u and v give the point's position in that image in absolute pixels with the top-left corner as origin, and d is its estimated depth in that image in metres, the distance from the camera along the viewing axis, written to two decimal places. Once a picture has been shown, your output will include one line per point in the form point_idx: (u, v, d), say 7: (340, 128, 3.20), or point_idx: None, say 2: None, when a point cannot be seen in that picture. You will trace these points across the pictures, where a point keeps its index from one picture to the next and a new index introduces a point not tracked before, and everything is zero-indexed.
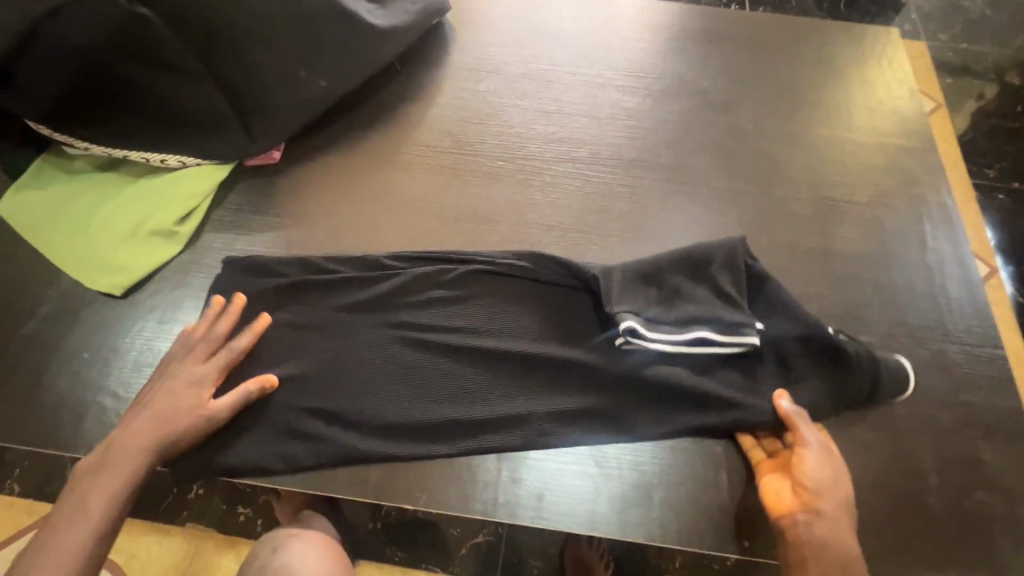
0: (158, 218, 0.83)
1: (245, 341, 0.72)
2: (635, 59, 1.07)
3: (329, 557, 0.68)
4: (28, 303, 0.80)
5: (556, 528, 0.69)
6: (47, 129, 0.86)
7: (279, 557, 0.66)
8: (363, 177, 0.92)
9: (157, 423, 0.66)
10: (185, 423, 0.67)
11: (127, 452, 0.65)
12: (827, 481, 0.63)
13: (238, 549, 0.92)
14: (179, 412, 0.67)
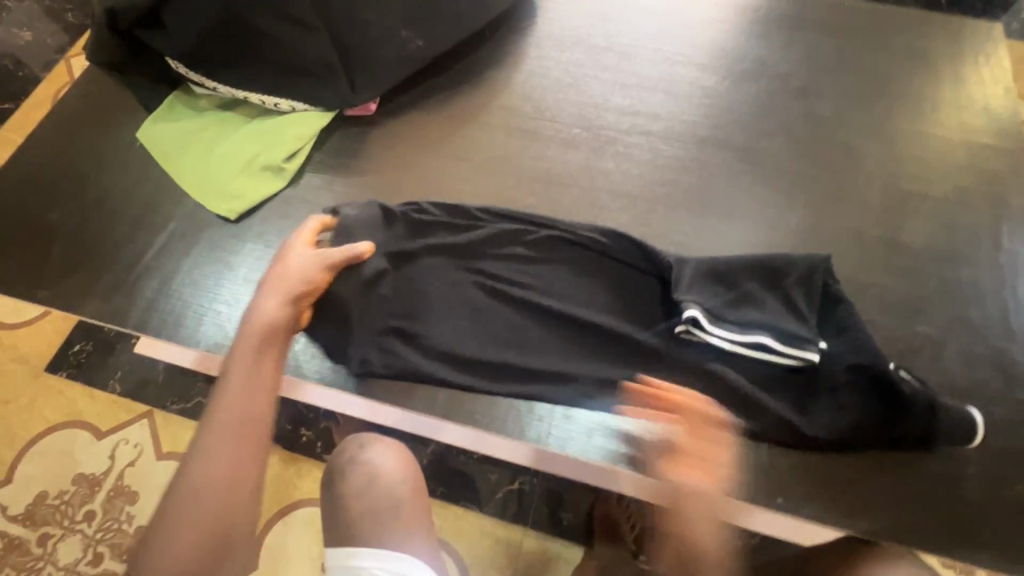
0: (269, 155, 0.94)
1: (313, 225, 0.82)
2: (719, 39, 1.08)
3: (406, 459, 0.78)
4: (159, 218, 0.92)
5: (589, 460, 0.76)
6: (182, 68, 0.97)
7: (365, 453, 0.77)
8: (449, 134, 0.99)
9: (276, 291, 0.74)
10: (297, 277, 0.76)
11: (253, 316, 0.72)
12: None
13: (299, 466, 1.04)
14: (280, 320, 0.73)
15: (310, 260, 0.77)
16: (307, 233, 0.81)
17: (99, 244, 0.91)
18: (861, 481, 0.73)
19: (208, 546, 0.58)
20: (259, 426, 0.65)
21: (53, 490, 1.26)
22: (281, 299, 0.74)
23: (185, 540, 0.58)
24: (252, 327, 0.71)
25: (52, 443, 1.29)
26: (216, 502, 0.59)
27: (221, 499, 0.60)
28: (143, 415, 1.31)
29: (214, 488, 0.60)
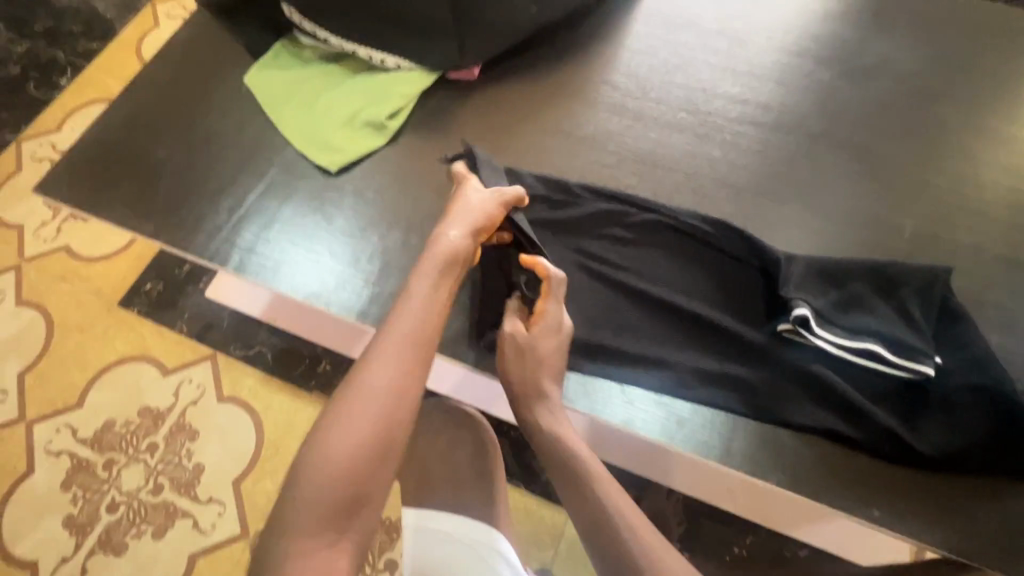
0: (372, 111, 0.94)
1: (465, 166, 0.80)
2: (837, 31, 1.03)
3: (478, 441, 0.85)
4: (259, 165, 0.93)
5: (674, 447, 0.75)
6: (297, 15, 0.97)
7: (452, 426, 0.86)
8: (548, 107, 0.97)
9: (458, 216, 0.72)
10: (479, 211, 0.73)
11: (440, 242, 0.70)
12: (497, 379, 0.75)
13: None
14: (458, 244, 0.70)
15: (487, 198, 0.75)
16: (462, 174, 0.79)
17: (200, 185, 0.92)
18: (962, 505, 0.70)
19: (372, 448, 0.57)
20: (428, 344, 0.63)
21: (119, 419, 1.32)
22: (466, 231, 0.71)
23: (355, 437, 0.57)
24: (438, 254, 0.69)
25: (122, 374, 1.34)
26: (382, 407, 0.58)
27: (389, 411, 0.59)
28: (208, 358, 1.35)
29: (388, 391, 0.59)
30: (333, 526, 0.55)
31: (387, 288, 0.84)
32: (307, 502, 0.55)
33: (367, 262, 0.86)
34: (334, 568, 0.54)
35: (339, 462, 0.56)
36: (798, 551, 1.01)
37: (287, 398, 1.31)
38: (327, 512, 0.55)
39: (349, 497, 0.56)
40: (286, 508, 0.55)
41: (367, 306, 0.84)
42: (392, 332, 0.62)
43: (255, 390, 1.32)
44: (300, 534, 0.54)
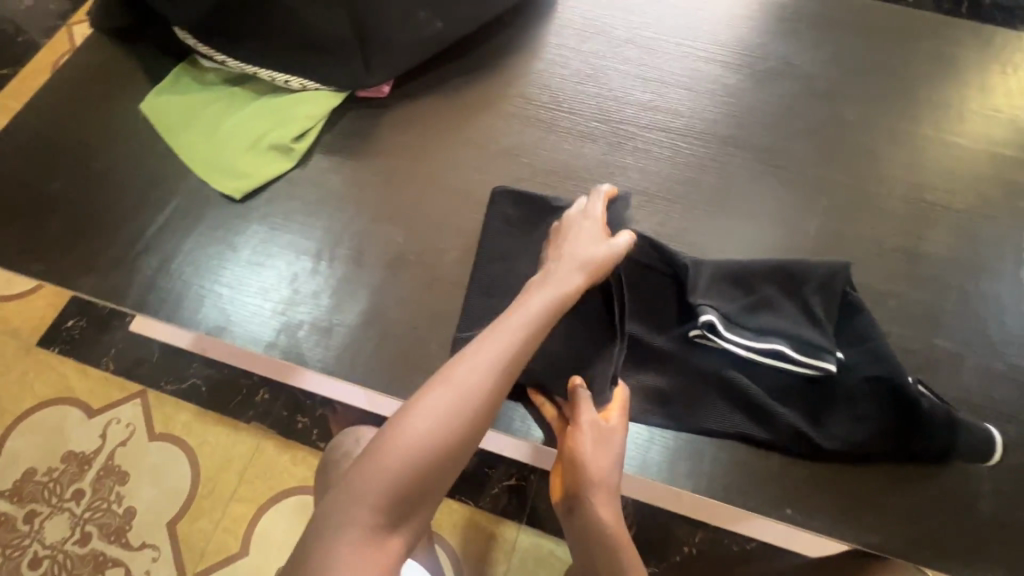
0: (277, 134, 0.91)
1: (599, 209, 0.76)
2: (742, 35, 1.06)
3: None
4: (160, 195, 0.89)
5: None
6: (191, 39, 0.93)
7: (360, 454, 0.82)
8: (461, 122, 0.96)
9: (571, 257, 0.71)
10: (598, 261, 0.71)
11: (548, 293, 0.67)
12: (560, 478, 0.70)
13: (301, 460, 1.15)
14: (567, 282, 0.68)
15: (604, 248, 0.72)
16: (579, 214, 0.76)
17: (98, 219, 0.88)
18: (873, 497, 0.72)
19: (447, 448, 0.57)
20: (520, 361, 0.62)
21: (41, 466, 1.24)
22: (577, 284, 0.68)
23: (431, 430, 0.57)
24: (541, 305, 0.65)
25: (41, 419, 1.26)
26: (463, 407, 0.58)
27: (469, 413, 0.59)
28: (137, 395, 1.28)
29: (474, 394, 0.59)
30: (392, 511, 0.55)
31: (299, 318, 0.81)
32: (372, 486, 0.55)
33: (277, 290, 0.83)
34: (375, 560, 0.54)
35: (413, 450, 0.57)
36: (745, 545, 1.02)
37: (222, 432, 1.25)
38: (385, 497, 0.55)
39: (413, 493, 0.56)
40: (355, 477, 0.57)
41: (277, 337, 0.81)
42: (490, 340, 0.62)
43: (188, 426, 1.26)
44: (355, 509, 0.55)
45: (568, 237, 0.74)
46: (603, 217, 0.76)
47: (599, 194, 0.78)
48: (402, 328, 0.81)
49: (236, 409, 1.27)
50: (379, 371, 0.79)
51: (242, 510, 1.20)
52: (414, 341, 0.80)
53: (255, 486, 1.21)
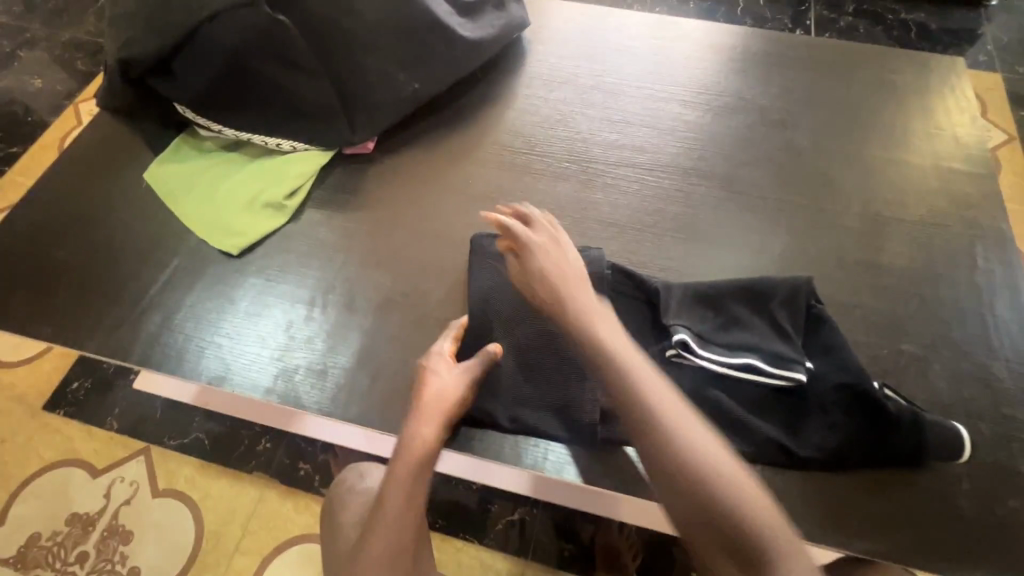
0: (271, 192, 0.97)
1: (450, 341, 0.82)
2: (698, 76, 1.14)
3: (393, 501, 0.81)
4: (164, 256, 0.95)
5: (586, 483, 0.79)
6: (191, 113, 1.02)
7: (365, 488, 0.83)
8: (442, 170, 1.04)
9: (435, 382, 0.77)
10: (454, 396, 0.76)
11: (413, 440, 0.73)
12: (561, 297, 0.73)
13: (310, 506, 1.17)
14: (446, 392, 0.76)
15: (456, 380, 0.77)
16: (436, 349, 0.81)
17: (106, 282, 0.93)
18: (851, 503, 0.74)
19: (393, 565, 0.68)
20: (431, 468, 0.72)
21: (45, 530, 1.24)
22: (439, 422, 0.74)
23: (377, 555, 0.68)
24: (415, 449, 0.72)
25: (46, 482, 1.28)
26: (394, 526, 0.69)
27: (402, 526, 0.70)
28: (140, 452, 1.30)
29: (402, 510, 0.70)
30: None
31: (295, 362, 0.85)
32: None
33: (273, 338, 0.88)
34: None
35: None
36: None
37: (225, 484, 1.27)
38: None
39: None
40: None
41: (275, 382, 0.84)
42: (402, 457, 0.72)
43: (191, 480, 1.27)
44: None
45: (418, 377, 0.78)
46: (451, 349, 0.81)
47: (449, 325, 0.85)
48: (395, 367, 0.85)
49: (239, 459, 1.29)
50: (372, 409, 0.82)
51: (246, 563, 1.20)
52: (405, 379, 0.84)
53: (258, 537, 1.22)
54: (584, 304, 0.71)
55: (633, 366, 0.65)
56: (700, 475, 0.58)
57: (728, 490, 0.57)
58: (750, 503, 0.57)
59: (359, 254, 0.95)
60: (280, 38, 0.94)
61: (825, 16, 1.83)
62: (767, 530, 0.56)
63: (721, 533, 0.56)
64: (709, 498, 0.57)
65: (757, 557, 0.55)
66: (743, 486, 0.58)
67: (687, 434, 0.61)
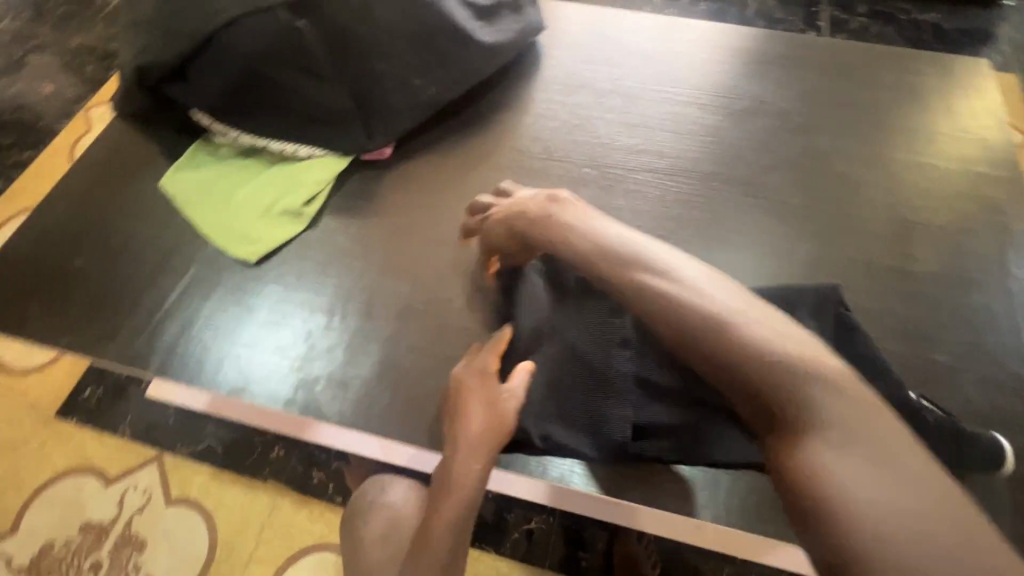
0: (289, 200, 0.97)
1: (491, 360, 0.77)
2: (716, 79, 1.13)
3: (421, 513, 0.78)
4: (180, 264, 0.94)
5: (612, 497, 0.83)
6: (207, 118, 1.01)
7: (390, 499, 0.80)
8: (460, 176, 1.02)
9: (476, 406, 0.72)
10: (496, 421, 0.72)
11: (456, 466, 0.70)
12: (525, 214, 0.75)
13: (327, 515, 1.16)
14: (489, 418, 0.72)
15: (496, 403, 0.73)
16: (473, 367, 0.77)
17: (123, 290, 0.93)
18: None
19: None
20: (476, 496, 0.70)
21: (58, 539, 1.23)
22: (482, 449, 0.70)
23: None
24: (460, 478, 0.69)
25: (59, 491, 1.27)
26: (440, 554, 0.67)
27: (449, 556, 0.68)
28: (154, 460, 1.29)
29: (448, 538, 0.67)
30: None
31: (315, 373, 0.84)
32: None
33: (292, 347, 0.86)
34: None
35: None
36: None
37: (239, 492, 1.25)
38: None
39: None
40: None
41: (295, 393, 0.83)
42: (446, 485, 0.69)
43: (205, 488, 1.26)
44: None
45: (458, 398, 0.74)
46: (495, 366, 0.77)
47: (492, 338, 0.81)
48: (416, 377, 0.84)
49: (253, 467, 1.28)
50: (393, 421, 0.81)
51: (261, 572, 1.19)
52: (427, 390, 0.83)
53: (273, 546, 1.21)
54: (539, 212, 0.73)
55: (629, 242, 0.65)
56: (726, 338, 0.57)
57: (765, 343, 0.56)
58: (791, 353, 0.56)
59: (378, 261, 0.94)
60: (299, 44, 0.93)
61: (838, 16, 1.81)
62: (811, 382, 0.54)
63: (764, 393, 0.55)
64: (744, 356, 0.56)
65: (805, 404, 0.53)
66: (787, 343, 0.56)
67: (690, 297, 0.60)
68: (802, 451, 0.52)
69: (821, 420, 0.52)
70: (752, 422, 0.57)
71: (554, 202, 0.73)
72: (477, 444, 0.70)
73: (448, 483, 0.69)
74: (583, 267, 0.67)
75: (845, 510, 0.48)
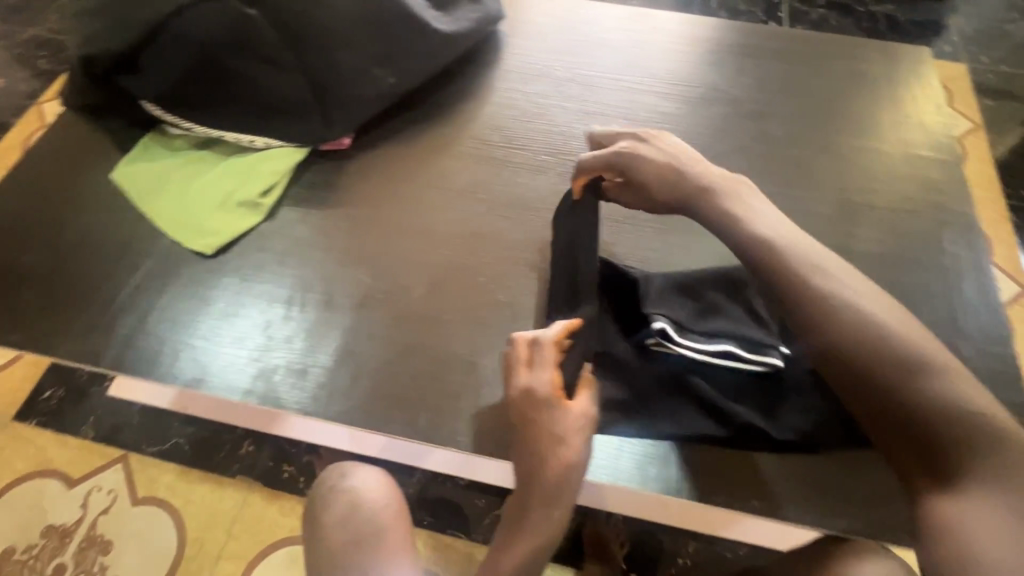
0: (245, 191, 0.96)
1: (550, 376, 0.71)
2: (674, 68, 1.15)
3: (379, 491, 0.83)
4: (133, 258, 0.93)
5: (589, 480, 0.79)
6: (158, 111, 0.99)
7: (349, 482, 0.83)
8: (421, 165, 1.03)
9: (549, 437, 0.68)
10: (571, 455, 0.68)
11: (534, 501, 0.67)
12: (694, 187, 0.76)
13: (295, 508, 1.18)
14: (566, 451, 0.68)
15: (572, 434, 0.69)
16: (539, 385, 0.70)
17: (74, 285, 0.91)
18: (827, 482, 0.76)
19: None
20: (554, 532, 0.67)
21: (20, 544, 1.21)
22: (559, 484, 0.67)
23: None
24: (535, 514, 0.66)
25: (19, 495, 1.24)
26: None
27: None
28: (118, 459, 1.27)
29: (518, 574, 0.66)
30: None
31: (274, 363, 0.84)
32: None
33: (251, 337, 0.86)
34: None
35: None
36: (738, 551, 1.07)
37: (207, 489, 1.25)
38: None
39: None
40: None
41: (254, 383, 0.83)
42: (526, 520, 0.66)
43: (172, 487, 1.25)
44: None
45: (528, 427, 0.69)
46: (554, 385, 0.71)
47: (540, 349, 0.72)
48: (377, 364, 0.84)
49: (221, 464, 1.26)
50: (353, 408, 0.81)
51: (231, 568, 1.18)
52: (388, 376, 0.83)
53: (243, 542, 1.20)
54: (710, 188, 0.76)
55: (820, 262, 0.67)
56: (901, 371, 0.61)
57: (945, 388, 0.60)
58: (966, 402, 0.59)
59: (339, 252, 0.94)
60: (250, 32, 0.92)
61: (798, 8, 1.85)
62: (976, 432, 0.57)
63: (922, 430, 0.59)
64: (920, 396, 0.60)
65: (967, 453, 0.57)
66: (963, 391, 0.60)
67: (878, 323, 0.63)
68: (949, 498, 0.57)
69: (982, 467, 0.56)
70: (894, 452, 0.61)
71: (730, 186, 0.75)
72: (551, 497, 0.67)
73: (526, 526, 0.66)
74: (751, 267, 0.70)
75: (976, 552, 0.53)
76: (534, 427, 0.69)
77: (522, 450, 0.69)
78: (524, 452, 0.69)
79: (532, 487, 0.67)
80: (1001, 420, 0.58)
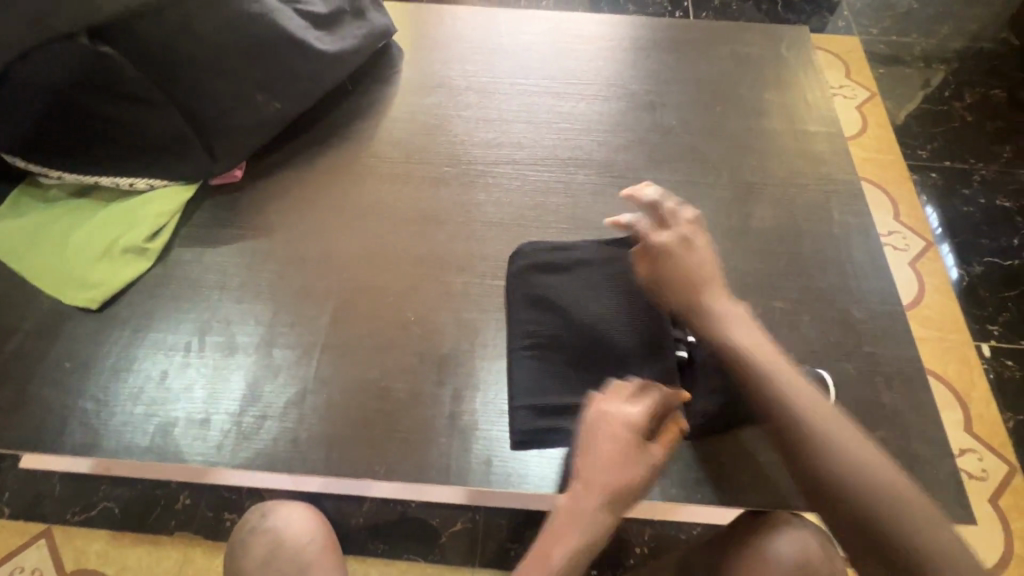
0: (127, 237, 0.90)
1: (647, 411, 0.69)
2: (569, 67, 1.17)
3: (303, 520, 0.80)
4: (11, 321, 0.86)
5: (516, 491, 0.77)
6: (22, 162, 0.92)
7: (268, 520, 0.80)
8: (319, 189, 1.00)
9: (625, 461, 0.66)
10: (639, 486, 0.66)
11: (591, 514, 0.64)
12: (710, 295, 0.73)
13: None
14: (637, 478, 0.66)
15: (648, 471, 0.67)
16: (634, 413, 0.68)
17: None
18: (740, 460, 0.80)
19: None
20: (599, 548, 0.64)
21: None
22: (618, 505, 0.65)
23: None
24: (588, 527, 0.64)
25: None
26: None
27: None
28: (42, 535, 1.14)
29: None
30: None
31: (174, 415, 0.80)
32: None
33: (144, 392, 0.81)
34: None
35: None
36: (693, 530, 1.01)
37: (140, 551, 1.12)
38: None
39: None
40: None
41: (153, 440, 0.78)
42: (578, 524, 0.64)
43: (104, 555, 1.12)
44: None
45: (612, 445, 0.67)
46: (644, 419, 0.68)
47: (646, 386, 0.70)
48: (283, 403, 0.81)
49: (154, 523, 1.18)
50: (258, 454, 0.77)
51: None
52: (294, 415, 0.80)
53: None
54: (714, 294, 0.73)
55: (775, 372, 0.64)
56: (849, 481, 0.56)
57: (904, 518, 0.54)
58: (913, 515, 0.54)
59: (238, 288, 0.90)
60: (110, 71, 0.87)
61: None
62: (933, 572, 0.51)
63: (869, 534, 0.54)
64: (866, 507, 0.55)
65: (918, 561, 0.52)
66: (921, 525, 0.53)
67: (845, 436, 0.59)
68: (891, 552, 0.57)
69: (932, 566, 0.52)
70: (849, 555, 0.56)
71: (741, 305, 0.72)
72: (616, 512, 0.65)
73: (572, 530, 0.63)
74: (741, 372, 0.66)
75: None
76: (615, 448, 0.67)
77: (593, 465, 0.66)
78: (600, 466, 0.66)
79: (604, 496, 0.65)
80: (970, 568, 0.50)
